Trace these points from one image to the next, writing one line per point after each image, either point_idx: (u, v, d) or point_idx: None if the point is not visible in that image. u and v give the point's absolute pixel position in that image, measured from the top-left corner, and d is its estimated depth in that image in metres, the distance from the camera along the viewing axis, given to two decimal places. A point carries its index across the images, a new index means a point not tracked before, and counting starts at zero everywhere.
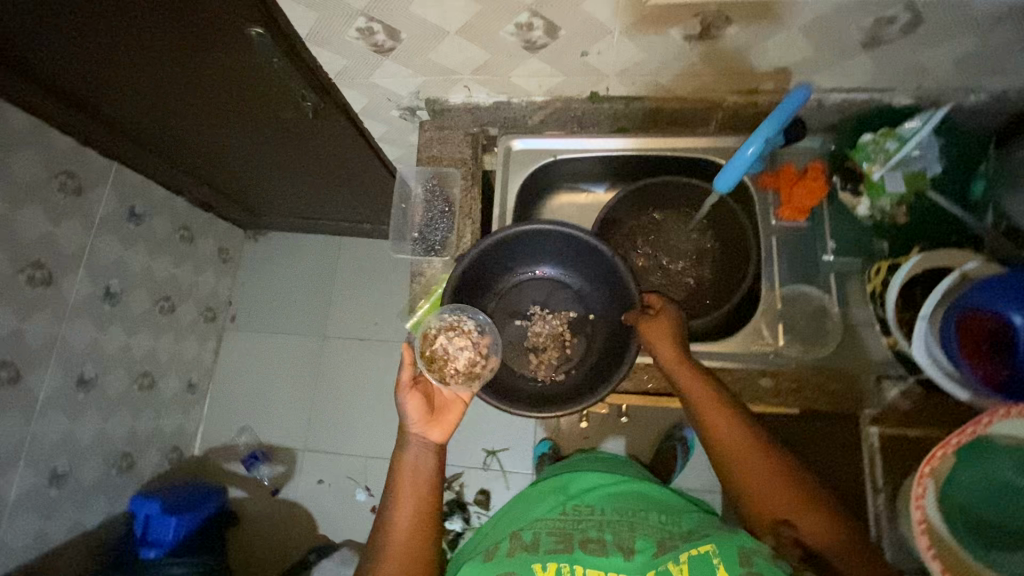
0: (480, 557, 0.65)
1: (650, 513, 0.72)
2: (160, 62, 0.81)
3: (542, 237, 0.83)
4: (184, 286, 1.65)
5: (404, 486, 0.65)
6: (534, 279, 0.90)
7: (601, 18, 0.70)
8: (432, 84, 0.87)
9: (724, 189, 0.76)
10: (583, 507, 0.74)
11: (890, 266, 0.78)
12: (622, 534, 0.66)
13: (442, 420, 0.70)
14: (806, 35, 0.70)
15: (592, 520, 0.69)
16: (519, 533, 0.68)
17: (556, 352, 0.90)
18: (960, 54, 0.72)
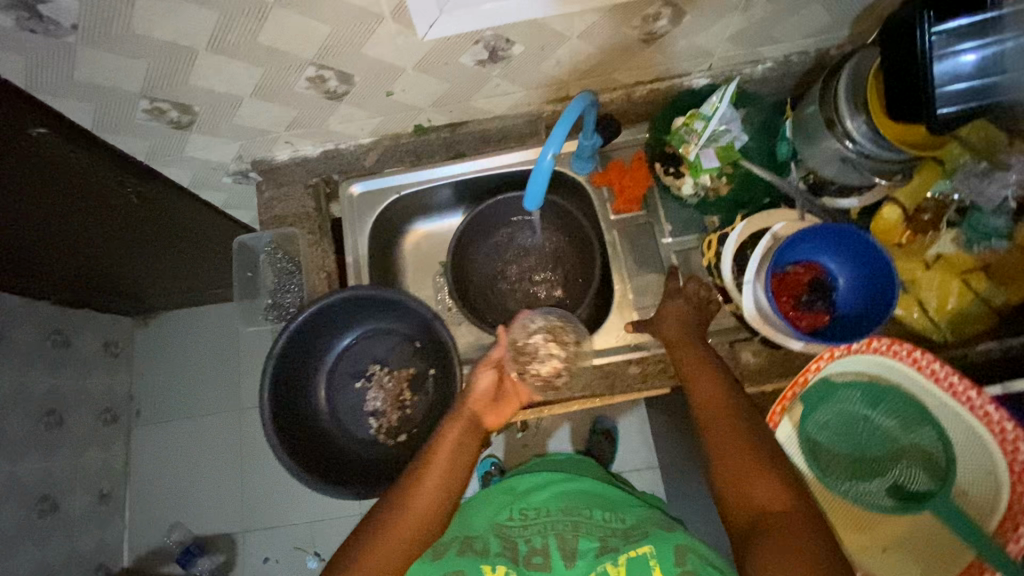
0: (426, 554, 0.70)
1: (594, 509, 0.77)
2: None
3: (360, 300, 0.77)
4: (70, 394, 1.53)
5: (435, 461, 0.65)
6: (368, 337, 0.84)
7: (389, 59, 0.70)
8: (251, 146, 0.85)
9: (534, 206, 0.74)
10: (530, 510, 0.78)
11: (719, 237, 0.82)
12: (565, 534, 0.73)
13: (499, 408, 0.74)
14: (587, 41, 0.73)
15: (538, 525, 0.75)
16: (473, 539, 0.73)
17: (394, 415, 0.82)
18: (730, 34, 0.77)
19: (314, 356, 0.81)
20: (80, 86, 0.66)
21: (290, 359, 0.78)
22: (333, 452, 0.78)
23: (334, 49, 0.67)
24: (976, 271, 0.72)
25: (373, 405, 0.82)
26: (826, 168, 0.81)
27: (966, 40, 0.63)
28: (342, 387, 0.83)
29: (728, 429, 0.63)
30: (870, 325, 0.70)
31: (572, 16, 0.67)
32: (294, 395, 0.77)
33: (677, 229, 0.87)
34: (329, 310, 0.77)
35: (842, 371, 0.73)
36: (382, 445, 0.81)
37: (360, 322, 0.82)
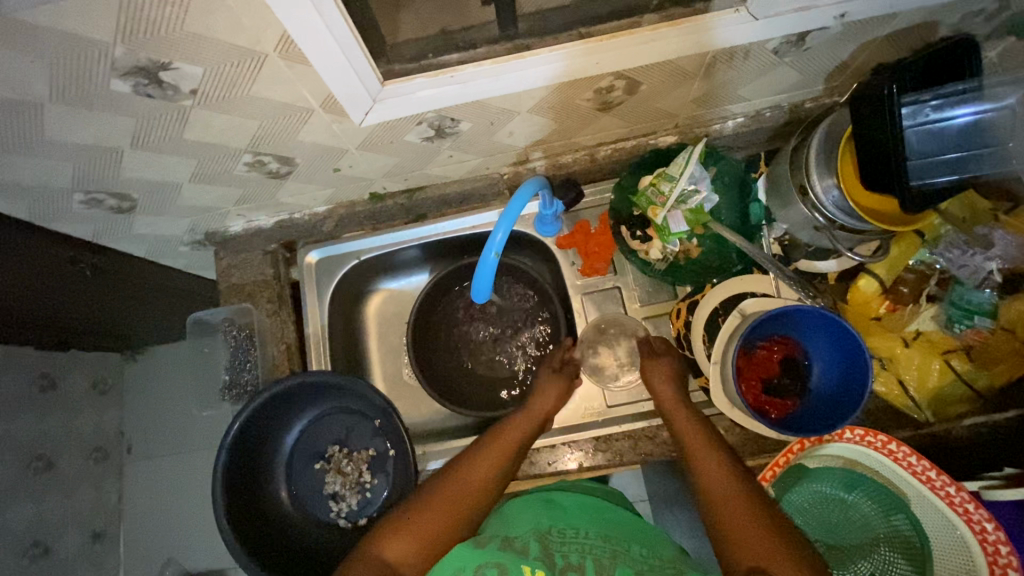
0: (469, 541, 0.57)
1: (633, 544, 0.61)
2: None
3: (314, 385, 0.76)
4: (58, 437, 1.54)
5: (492, 449, 0.67)
6: (327, 416, 0.82)
7: (328, 142, 0.67)
8: (202, 220, 0.82)
9: (486, 296, 0.72)
10: (568, 527, 0.62)
11: (688, 305, 0.80)
12: (604, 561, 0.57)
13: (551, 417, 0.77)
14: (539, 113, 0.69)
15: (578, 544, 0.59)
16: (512, 537, 0.58)
17: (354, 498, 0.80)
18: (695, 96, 0.72)
19: (270, 440, 0.79)
20: (7, 185, 0.63)
21: (248, 450, 0.75)
22: (291, 542, 0.76)
23: (268, 137, 0.64)
24: (957, 351, 0.69)
25: (332, 488, 0.81)
26: (799, 232, 0.77)
27: (973, 104, 0.59)
28: (301, 470, 0.81)
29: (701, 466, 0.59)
30: (850, 407, 0.66)
31: (517, 94, 0.64)
32: (249, 485, 0.75)
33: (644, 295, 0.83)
34: (283, 396, 0.76)
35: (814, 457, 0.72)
36: (342, 531, 0.79)
37: (319, 402, 0.81)
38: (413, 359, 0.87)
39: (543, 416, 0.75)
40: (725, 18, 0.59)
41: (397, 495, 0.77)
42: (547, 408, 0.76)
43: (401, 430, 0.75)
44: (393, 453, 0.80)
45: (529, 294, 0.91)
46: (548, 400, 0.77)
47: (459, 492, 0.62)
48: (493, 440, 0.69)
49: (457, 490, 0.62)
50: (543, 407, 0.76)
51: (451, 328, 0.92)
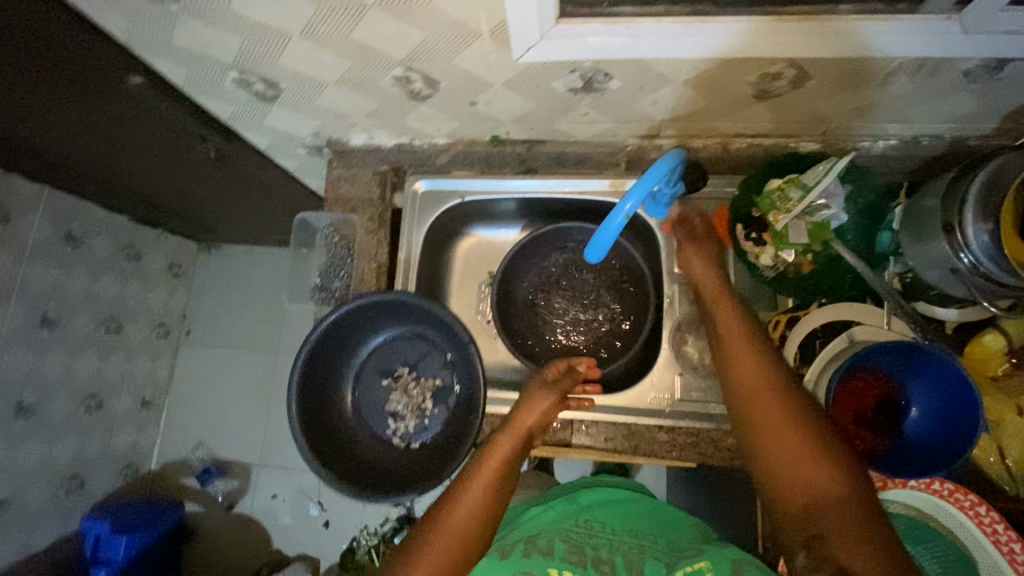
0: (496, 556, 0.68)
1: (659, 538, 0.73)
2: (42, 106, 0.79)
3: (400, 305, 0.78)
4: (132, 304, 1.63)
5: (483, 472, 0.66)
6: (402, 339, 0.85)
7: (479, 72, 0.67)
8: (329, 126, 0.84)
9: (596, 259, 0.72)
10: (595, 522, 0.75)
11: (788, 319, 0.77)
12: (631, 555, 0.68)
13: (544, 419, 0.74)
14: (694, 87, 0.67)
15: (602, 539, 0.72)
16: (535, 539, 0.71)
17: (412, 420, 0.83)
18: (857, 104, 0.68)
19: (349, 345, 0.81)
20: (178, 50, 0.66)
21: (331, 347, 0.78)
22: (351, 446, 0.80)
23: (426, 53, 0.64)
24: None
25: (395, 406, 0.84)
26: (929, 272, 0.71)
27: None
28: (368, 383, 0.84)
29: (769, 455, 0.54)
30: (955, 451, 0.62)
31: (682, 61, 0.62)
32: (318, 386, 0.78)
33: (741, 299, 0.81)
34: (368, 310, 0.78)
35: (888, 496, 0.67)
36: (396, 450, 0.82)
37: (400, 324, 0.83)
38: (493, 307, 0.88)
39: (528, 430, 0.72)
40: (931, 23, 0.55)
41: (456, 429, 0.80)
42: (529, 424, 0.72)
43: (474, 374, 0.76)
44: (460, 388, 0.82)
45: (620, 270, 0.90)
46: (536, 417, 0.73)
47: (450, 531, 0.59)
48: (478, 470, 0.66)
49: (449, 535, 0.59)
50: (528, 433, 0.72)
51: (535, 286, 0.92)
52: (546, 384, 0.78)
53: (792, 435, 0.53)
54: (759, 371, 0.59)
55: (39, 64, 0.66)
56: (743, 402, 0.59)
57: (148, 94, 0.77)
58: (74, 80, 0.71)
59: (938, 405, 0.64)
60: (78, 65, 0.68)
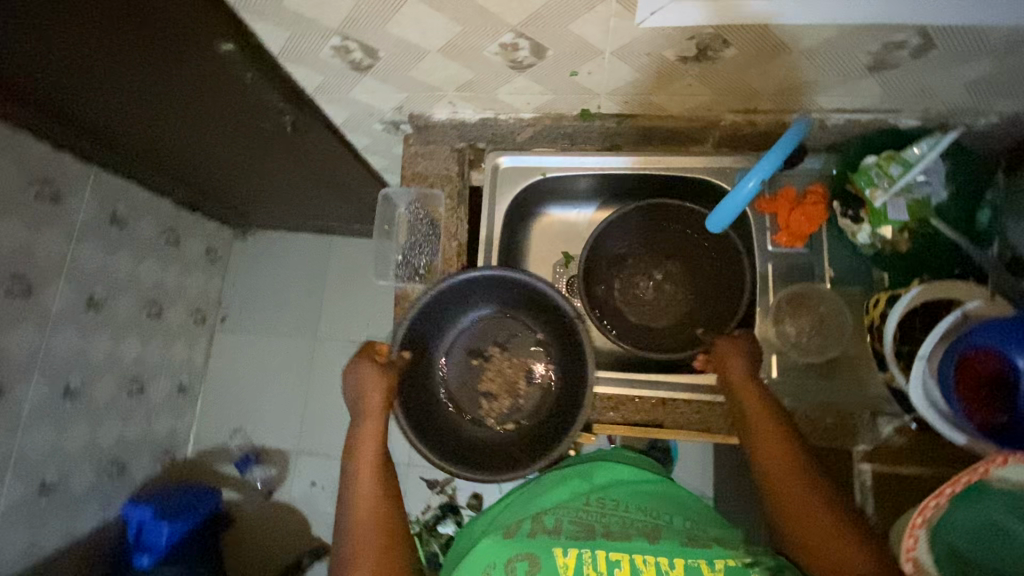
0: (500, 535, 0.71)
1: (675, 518, 0.73)
2: (128, 62, 0.78)
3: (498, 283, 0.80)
4: (172, 289, 1.62)
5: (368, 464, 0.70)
6: (493, 321, 0.87)
7: (591, 39, 0.65)
8: (415, 99, 0.83)
9: (718, 227, 0.75)
10: (607, 499, 0.78)
11: (890, 297, 0.75)
12: (643, 527, 0.71)
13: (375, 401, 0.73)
14: (809, 57, 0.66)
15: (618, 517, 0.73)
16: (540, 513, 0.75)
17: (506, 401, 0.86)
18: (973, 79, 0.67)
19: (443, 322, 0.84)
20: (284, 12, 0.65)
21: (428, 321, 0.81)
22: (451, 430, 0.83)
23: (542, 18, 0.62)
24: None
25: (490, 388, 0.86)
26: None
27: None
28: (460, 364, 0.87)
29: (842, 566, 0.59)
30: None
31: (808, 28, 0.60)
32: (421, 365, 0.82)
33: (839, 276, 0.82)
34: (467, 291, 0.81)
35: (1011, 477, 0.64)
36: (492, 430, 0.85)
37: (492, 302, 0.85)
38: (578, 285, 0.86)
39: (380, 410, 0.73)
40: None
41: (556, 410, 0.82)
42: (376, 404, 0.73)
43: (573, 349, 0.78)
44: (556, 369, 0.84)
45: (704, 247, 0.89)
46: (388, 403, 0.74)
47: (372, 522, 0.66)
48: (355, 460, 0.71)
49: (368, 533, 0.66)
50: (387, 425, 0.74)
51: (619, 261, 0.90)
52: (379, 366, 0.74)
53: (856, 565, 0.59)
54: (828, 518, 0.63)
55: (125, 7, 0.66)
56: (808, 530, 0.63)
57: (237, 61, 0.75)
58: (160, 33, 0.71)
59: None
60: (170, 17, 0.68)
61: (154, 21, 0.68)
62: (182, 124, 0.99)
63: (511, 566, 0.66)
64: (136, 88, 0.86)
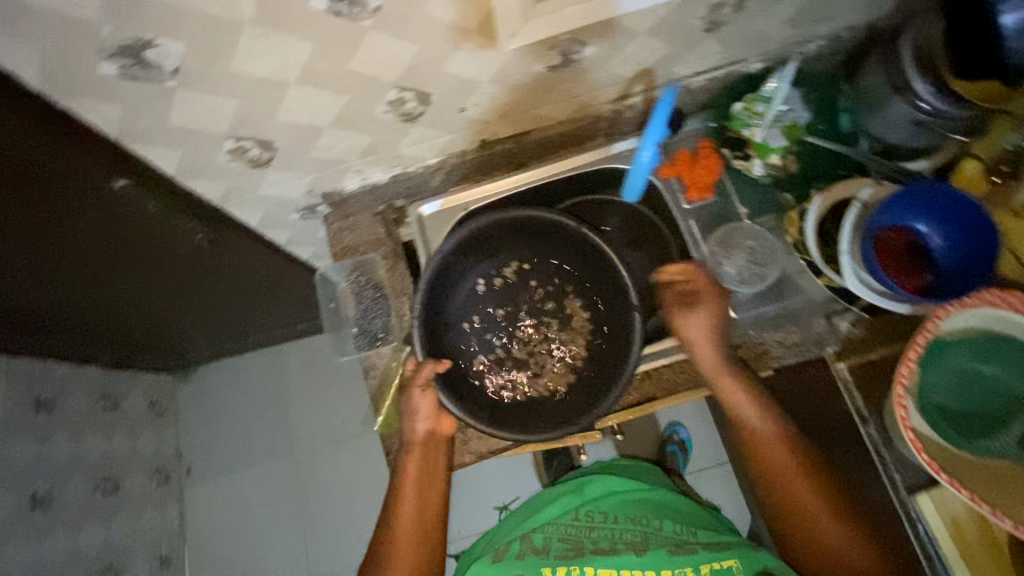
0: (491, 557, 0.80)
1: (665, 520, 0.82)
2: (18, 230, 0.75)
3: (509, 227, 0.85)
4: (124, 457, 1.49)
5: (408, 489, 0.78)
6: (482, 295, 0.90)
7: (467, 74, 0.71)
8: (322, 178, 0.85)
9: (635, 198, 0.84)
10: (597, 512, 0.84)
11: (800, 213, 0.83)
12: (634, 542, 0.79)
13: (442, 419, 0.79)
14: (656, 35, 0.74)
15: (604, 529, 0.82)
16: (533, 538, 0.82)
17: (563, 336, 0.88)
18: (789, 15, 0.78)
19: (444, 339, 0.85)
20: (171, 132, 0.66)
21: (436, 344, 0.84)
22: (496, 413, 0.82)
23: (418, 67, 0.67)
24: None
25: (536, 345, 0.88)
26: (893, 134, 0.82)
27: None
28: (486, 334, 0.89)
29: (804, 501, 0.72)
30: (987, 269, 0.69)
31: (645, 11, 0.69)
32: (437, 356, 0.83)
33: (753, 211, 0.87)
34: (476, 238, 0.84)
35: (974, 321, 0.72)
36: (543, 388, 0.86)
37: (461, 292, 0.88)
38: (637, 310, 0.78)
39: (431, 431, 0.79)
40: None
41: (614, 324, 0.85)
42: (422, 428, 0.78)
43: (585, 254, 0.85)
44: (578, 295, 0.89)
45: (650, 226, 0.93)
46: (438, 432, 0.80)
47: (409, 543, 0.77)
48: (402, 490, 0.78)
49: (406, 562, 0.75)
50: (436, 464, 0.79)
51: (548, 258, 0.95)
52: (424, 387, 0.77)
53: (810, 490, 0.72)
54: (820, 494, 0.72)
55: (4, 170, 0.64)
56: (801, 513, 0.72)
57: (135, 193, 0.75)
58: (47, 190, 0.70)
59: (958, 232, 0.72)
60: (57, 170, 0.67)
61: (39, 179, 0.67)
62: (91, 280, 0.96)
63: None
64: (33, 256, 0.83)
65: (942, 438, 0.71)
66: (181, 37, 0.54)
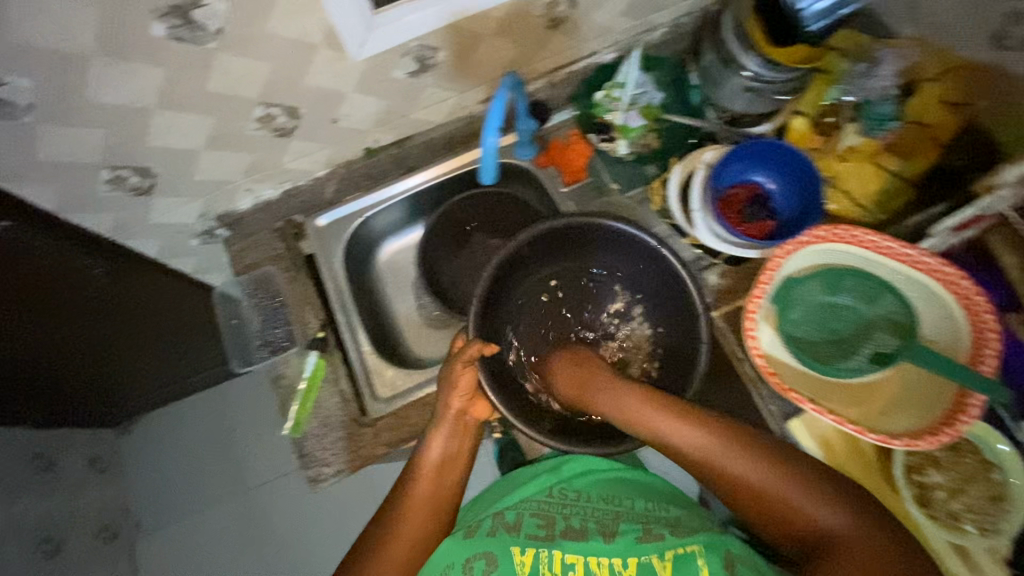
0: (461, 534, 0.74)
1: (637, 501, 0.77)
2: None
3: (582, 232, 0.85)
4: (65, 518, 1.45)
5: (425, 468, 0.79)
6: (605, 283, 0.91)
7: (329, 86, 0.77)
8: (214, 200, 0.88)
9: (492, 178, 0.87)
10: (572, 492, 0.79)
11: (661, 183, 0.90)
12: (606, 521, 0.73)
13: (478, 401, 0.82)
14: (502, 35, 0.82)
15: (578, 511, 0.76)
16: (504, 515, 0.76)
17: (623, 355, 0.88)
18: (623, 7, 0.87)
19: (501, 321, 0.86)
20: (42, 167, 0.69)
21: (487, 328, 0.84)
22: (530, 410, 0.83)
23: (278, 83, 0.73)
24: (884, 152, 0.80)
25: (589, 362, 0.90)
26: (736, 103, 0.91)
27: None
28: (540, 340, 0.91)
29: (792, 506, 0.58)
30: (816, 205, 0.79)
31: (482, 14, 0.76)
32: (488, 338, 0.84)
33: (623, 185, 0.94)
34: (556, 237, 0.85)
35: (819, 257, 0.79)
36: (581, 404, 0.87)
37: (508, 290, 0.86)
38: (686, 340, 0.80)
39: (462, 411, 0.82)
40: None
41: (671, 316, 0.84)
42: (455, 408, 0.81)
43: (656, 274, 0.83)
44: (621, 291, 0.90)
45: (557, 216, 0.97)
46: (471, 414, 0.83)
47: (417, 518, 0.76)
48: (419, 470, 0.79)
49: (403, 538, 0.74)
50: (463, 450, 0.81)
51: (449, 251, 1.00)
52: (467, 363, 0.79)
53: (783, 489, 0.59)
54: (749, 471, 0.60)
55: None
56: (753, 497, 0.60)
57: (19, 238, 0.74)
58: None
59: (785, 176, 0.82)
60: None
61: None
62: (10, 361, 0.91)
63: (470, 565, 0.69)
64: None
65: (798, 365, 0.77)
66: (30, 72, 0.58)
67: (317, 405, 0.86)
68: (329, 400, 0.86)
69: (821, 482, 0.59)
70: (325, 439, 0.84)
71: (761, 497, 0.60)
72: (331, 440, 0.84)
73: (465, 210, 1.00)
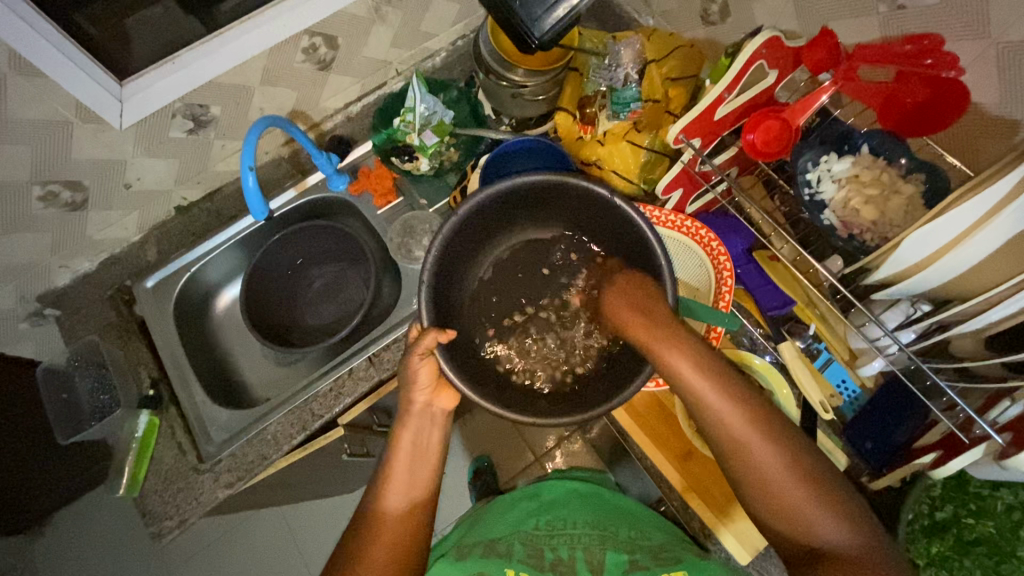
0: (452, 556, 0.71)
1: (620, 527, 0.77)
2: None
3: (523, 197, 0.70)
4: None
5: (398, 463, 0.65)
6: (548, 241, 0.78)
7: (104, 155, 0.81)
8: (27, 281, 0.91)
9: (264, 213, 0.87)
10: (560, 522, 0.78)
11: (460, 191, 0.97)
12: (593, 547, 0.72)
13: (446, 386, 0.69)
14: (274, 83, 0.88)
15: (564, 536, 0.75)
16: (496, 544, 0.73)
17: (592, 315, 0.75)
18: (388, 42, 0.95)
19: (450, 287, 0.72)
20: None
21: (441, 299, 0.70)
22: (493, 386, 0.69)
23: (45, 159, 0.77)
24: (633, 131, 0.87)
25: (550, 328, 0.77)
26: (513, 109, 0.99)
27: None
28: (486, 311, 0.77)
29: (788, 494, 0.54)
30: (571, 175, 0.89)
31: (240, 68, 0.82)
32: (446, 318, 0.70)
33: (430, 198, 1.02)
34: (499, 206, 0.70)
35: None
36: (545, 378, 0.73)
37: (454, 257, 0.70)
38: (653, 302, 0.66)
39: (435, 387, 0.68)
40: None
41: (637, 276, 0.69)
42: (420, 401, 0.68)
43: (610, 225, 0.69)
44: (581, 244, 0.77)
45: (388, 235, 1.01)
46: (437, 406, 0.69)
47: (393, 530, 0.60)
48: (396, 465, 0.65)
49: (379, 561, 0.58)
50: (433, 442, 0.68)
51: (284, 282, 1.03)
52: (429, 355, 0.66)
53: (786, 480, 0.55)
54: (798, 459, 0.56)
55: None
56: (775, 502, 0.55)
57: None
58: None
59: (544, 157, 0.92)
60: None
61: None
62: None
63: None
64: None
65: None
66: None
67: (153, 462, 0.87)
68: (165, 455, 0.87)
69: (836, 488, 0.55)
70: (164, 493, 0.85)
71: (775, 489, 0.55)
72: (169, 493, 0.85)
73: (295, 244, 1.03)
